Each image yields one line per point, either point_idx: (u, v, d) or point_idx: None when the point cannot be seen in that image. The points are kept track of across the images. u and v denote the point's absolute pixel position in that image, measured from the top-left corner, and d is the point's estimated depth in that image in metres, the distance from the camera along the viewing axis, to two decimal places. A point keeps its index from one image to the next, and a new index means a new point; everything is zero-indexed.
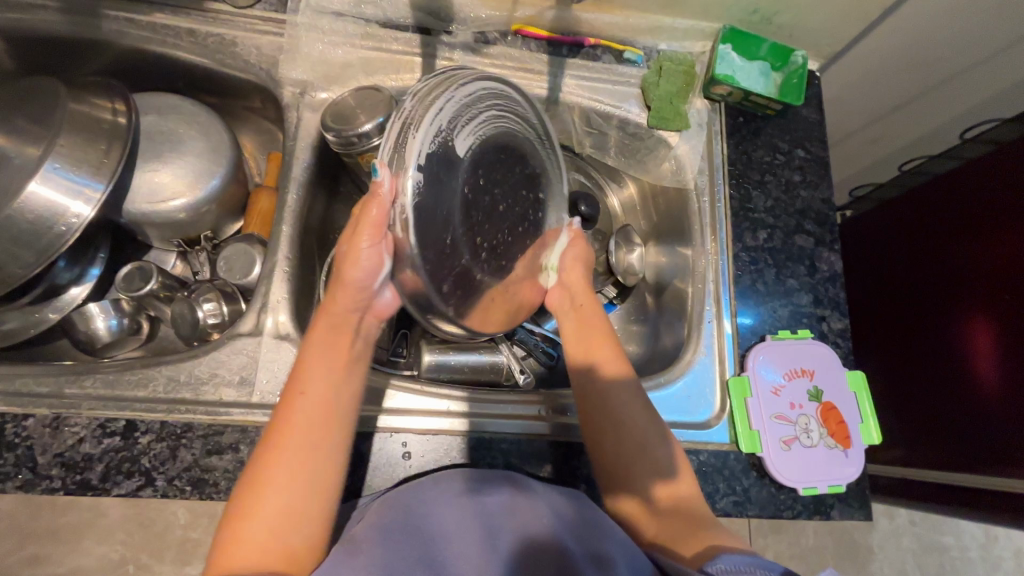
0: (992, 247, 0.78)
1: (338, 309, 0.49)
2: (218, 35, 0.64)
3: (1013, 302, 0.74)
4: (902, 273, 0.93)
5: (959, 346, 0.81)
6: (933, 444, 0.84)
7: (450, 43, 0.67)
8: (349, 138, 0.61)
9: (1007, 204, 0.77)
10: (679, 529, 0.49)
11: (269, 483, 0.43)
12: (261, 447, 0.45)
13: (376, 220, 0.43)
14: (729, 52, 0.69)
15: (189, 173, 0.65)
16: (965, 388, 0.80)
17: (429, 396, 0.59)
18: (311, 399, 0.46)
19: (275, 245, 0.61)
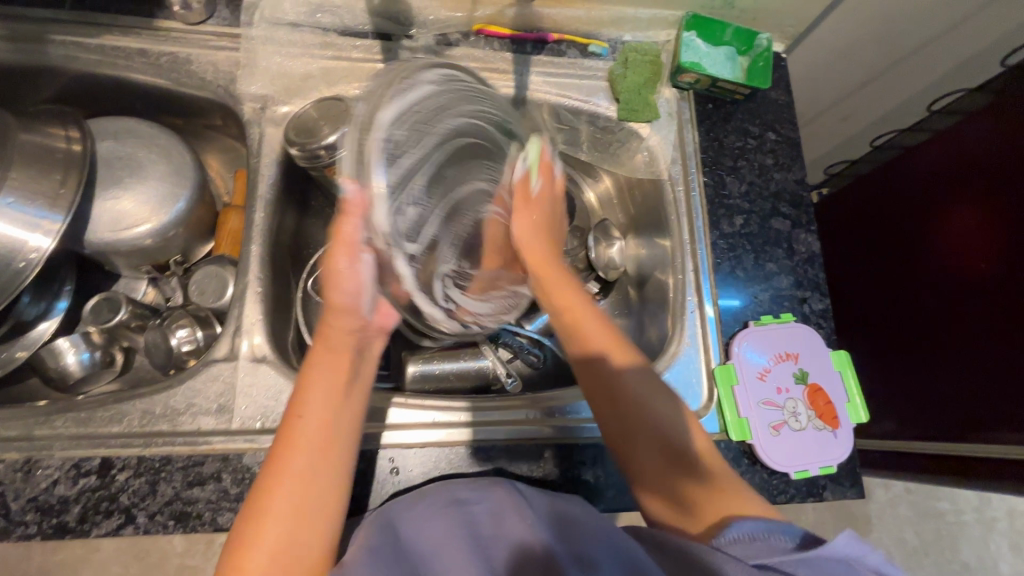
0: (971, 219, 0.78)
1: (336, 332, 0.49)
2: (170, 53, 0.62)
3: (996, 272, 0.74)
4: (881, 248, 0.93)
5: (942, 317, 0.82)
6: (923, 415, 0.85)
7: (411, 47, 0.66)
8: (314, 151, 0.60)
9: (986, 175, 0.77)
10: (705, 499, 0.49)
11: (270, 511, 0.42)
12: (262, 476, 0.44)
13: (351, 238, 0.45)
14: (694, 38, 0.69)
15: (152, 197, 0.63)
16: (952, 358, 0.81)
17: (418, 409, 0.59)
18: (307, 427, 0.45)
19: (246, 265, 0.59)
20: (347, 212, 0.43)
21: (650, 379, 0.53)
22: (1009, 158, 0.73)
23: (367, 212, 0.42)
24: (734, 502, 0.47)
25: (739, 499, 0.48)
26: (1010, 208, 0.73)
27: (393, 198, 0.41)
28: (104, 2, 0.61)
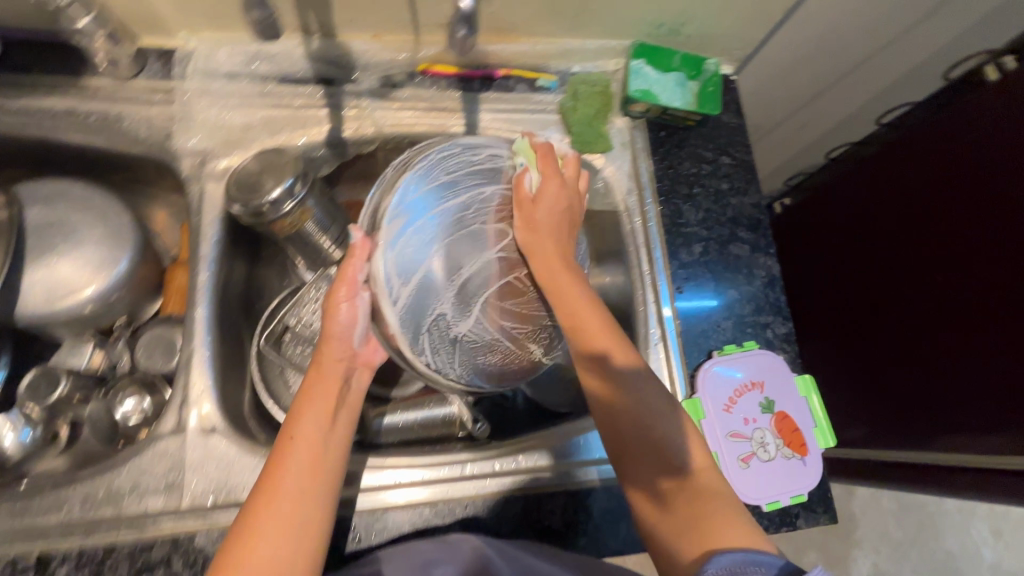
0: (921, 232, 0.80)
1: (328, 358, 0.51)
2: (100, 111, 0.59)
3: (953, 284, 0.76)
4: (840, 260, 0.94)
5: (901, 328, 0.84)
6: (890, 422, 0.86)
7: (354, 91, 0.64)
8: (257, 208, 0.57)
9: (932, 188, 0.78)
10: (696, 517, 0.45)
11: (260, 532, 0.42)
12: (254, 495, 0.44)
13: (352, 276, 0.49)
14: (642, 66, 0.68)
15: (90, 261, 0.60)
16: (912, 368, 0.82)
17: (400, 468, 0.57)
18: (300, 443, 0.46)
19: (193, 330, 0.57)
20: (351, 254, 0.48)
21: (661, 395, 0.50)
22: (955, 171, 0.75)
23: (374, 252, 0.48)
24: (715, 505, 0.45)
25: (728, 510, 0.45)
26: (959, 220, 0.75)
27: (387, 249, 0.49)
28: (26, 63, 0.59)
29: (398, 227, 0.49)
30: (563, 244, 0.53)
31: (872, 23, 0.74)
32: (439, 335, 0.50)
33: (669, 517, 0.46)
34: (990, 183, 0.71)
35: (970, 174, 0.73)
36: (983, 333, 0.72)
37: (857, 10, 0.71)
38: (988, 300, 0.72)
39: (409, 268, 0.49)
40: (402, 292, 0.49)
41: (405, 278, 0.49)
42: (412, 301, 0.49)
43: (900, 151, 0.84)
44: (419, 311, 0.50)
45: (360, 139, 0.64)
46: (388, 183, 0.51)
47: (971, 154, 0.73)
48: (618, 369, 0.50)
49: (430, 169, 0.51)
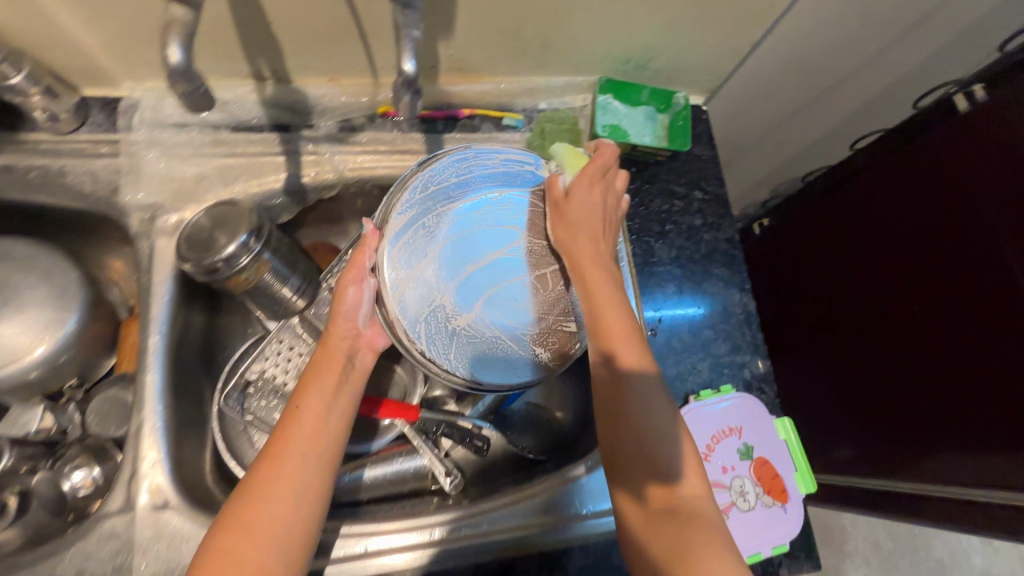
0: (902, 265, 0.82)
1: (333, 335, 0.51)
2: (40, 167, 0.56)
3: (936, 314, 0.77)
4: (826, 287, 0.96)
5: (888, 357, 0.85)
6: (878, 447, 0.88)
7: (312, 137, 0.62)
8: (210, 265, 0.55)
9: (910, 223, 0.80)
10: (684, 540, 0.39)
11: (257, 503, 0.43)
12: (255, 465, 0.45)
13: (361, 262, 0.49)
14: (611, 101, 0.66)
15: (34, 324, 0.57)
16: (899, 396, 0.84)
17: (371, 537, 0.54)
18: (302, 420, 0.47)
19: (142, 398, 0.54)
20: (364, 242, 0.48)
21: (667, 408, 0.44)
22: (930, 208, 0.77)
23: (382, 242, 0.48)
24: (698, 536, 0.39)
25: (712, 543, 0.38)
26: (935, 255, 0.77)
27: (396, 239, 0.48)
28: None
29: (408, 217, 0.48)
30: (601, 239, 0.49)
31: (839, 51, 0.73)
32: (437, 329, 0.48)
33: (647, 538, 0.41)
34: (964, 222, 0.73)
35: (943, 211, 0.75)
36: (965, 366, 0.74)
37: (823, 39, 0.70)
38: (967, 334, 0.74)
39: (414, 258, 0.48)
40: (403, 281, 0.47)
41: (408, 267, 0.48)
42: (415, 292, 0.48)
43: (874, 185, 0.85)
44: (420, 303, 0.48)
45: (320, 185, 0.62)
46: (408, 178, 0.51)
47: (943, 192, 0.75)
48: (628, 371, 0.44)
49: (449, 167, 0.51)
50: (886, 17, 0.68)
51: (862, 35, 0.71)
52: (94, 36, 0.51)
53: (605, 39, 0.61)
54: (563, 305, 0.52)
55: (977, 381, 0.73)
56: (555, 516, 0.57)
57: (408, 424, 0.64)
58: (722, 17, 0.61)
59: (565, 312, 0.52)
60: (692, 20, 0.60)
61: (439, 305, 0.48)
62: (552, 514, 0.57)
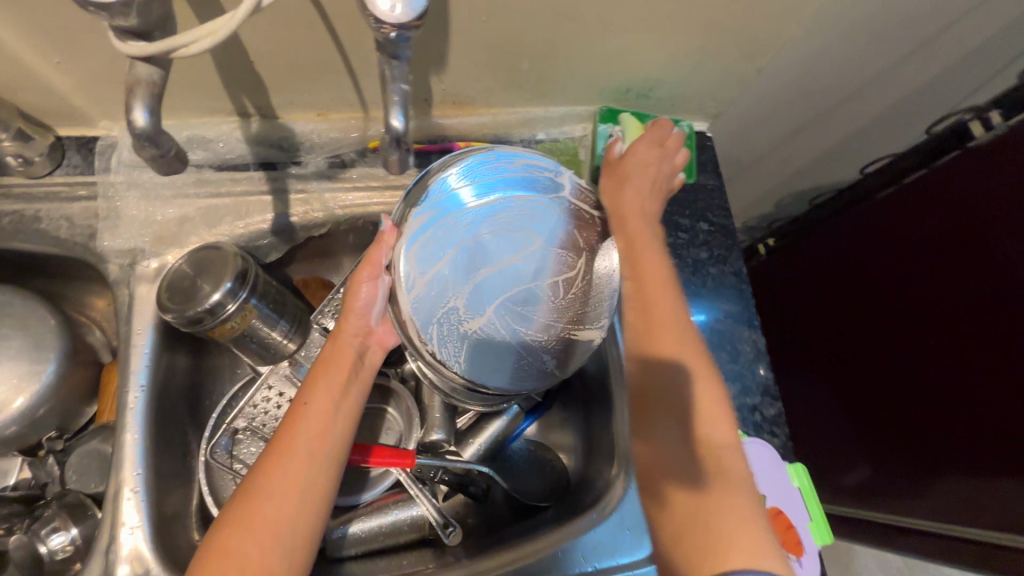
0: (912, 302, 0.80)
1: (344, 331, 0.51)
2: (14, 214, 0.54)
3: (944, 349, 0.76)
4: (834, 314, 0.94)
5: (899, 393, 0.84)
6: (890, 477, 0.88)
7: (300, 174, 0.59)
8: (194, 316, 0.52)
9: (921, 260, 0.78)
10: (713, 498, 0.44)
11: (265, 496, 0.44)
12: (264, 459, 0.46)
13: (377, 260, 0.49)
14: (612, 130, 0.64)
15: (9, 378, 0.54)
16: (910, 433, 0.83)
17: None
18: (310, 414, 0.47)
19: (121, 460, 0.51)
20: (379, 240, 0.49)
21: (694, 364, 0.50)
22: (942, 247, 0.75)
23: (400, 240, 0.49)
24: (721, 492, 0.44)
25: (739, 516, 0.43)
26: (946, 296, 0.75)
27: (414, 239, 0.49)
28: None
29: (424, 219, 0.50)
30: (642, 203, 0.58)
31: (844, 74, 0.71)
32: (450, 327, 0.48)
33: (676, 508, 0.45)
34: (977, 265, 0.70)
35: (956, 252, 0.73)
36: (978, 411, 0.73)
37: (829, 64, 0.68)
38: (980, 379, 0.72)
39: (430, 257, 0.49)
40: (416, 281, 0.48)
41: (422, 267, 0.49)
42: (428, 290, 0.49)
43: (886, 217, 0.82)
44: (432, 302, 0.48)
45: (309, 224, 0.59)
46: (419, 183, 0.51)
47: (956, 233, 0.73)
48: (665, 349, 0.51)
49: (471, 167, 0.52)
50: (892, 40, 0.66)
51: (867, 58, 0.68)
52: (66, 78, 0.49)
53: (603, 69, 0.59)
54: (572, 308, 0.52)
55: (991, 429, 0.72)
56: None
57: (403, 470, 0.60)
58: (724, 46, 0.58)
59: (575, 314, 0.52)
60: (693, 49, 0.58)
61: (451, 305, 0.49)
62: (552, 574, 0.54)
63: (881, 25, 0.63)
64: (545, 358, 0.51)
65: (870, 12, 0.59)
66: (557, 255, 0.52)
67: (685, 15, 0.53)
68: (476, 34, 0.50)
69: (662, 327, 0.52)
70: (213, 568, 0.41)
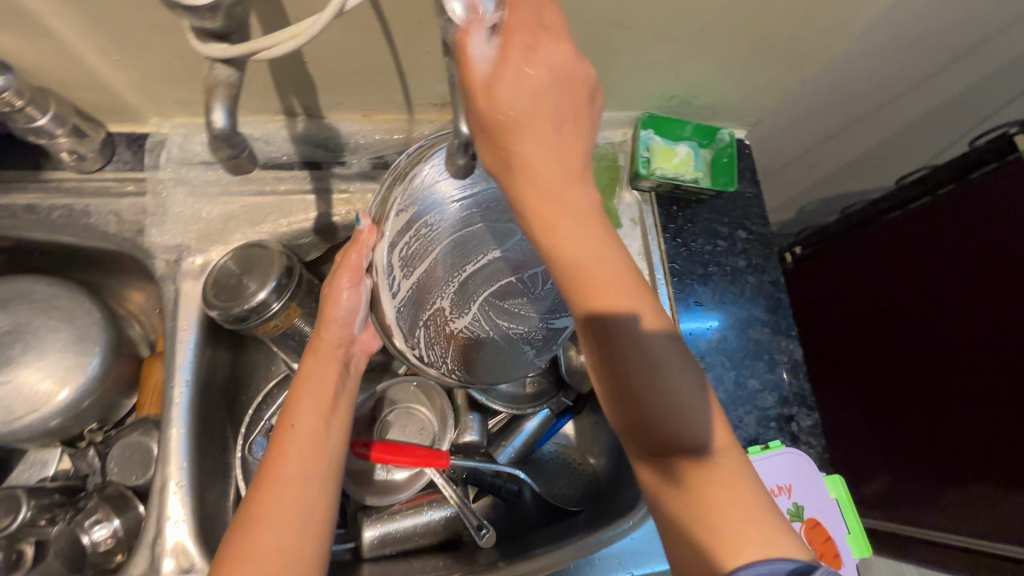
0: (940, 319, 0.79)
1: (323, 343, 0.51)
2: (64, 208, 0.54)
3: (977, 362, 0.74)
4: (859, 326, 0.93)
5: (923, 409, 0.83)
6: (909, 492, 0.86)
7: (344, 175, 0.60)
8: (238, 314, 0.52)
9: (954, 278, 0.77)
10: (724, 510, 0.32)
11: (264, 523, 0.41)
12: (257, 488, 0.43)
13: (356, 263, 0.50)
14: (652, 137, 0.64)
15: (55, 371, 0.55)
16: (930, 450, 0.82)
17: None
18: (300, 432, 0.46)
19: (164, 454, 0.52)
20: (356, 242, 0.50)
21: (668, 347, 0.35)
22: (978, 265, 0.73)
23: (379, 241, 0.50)
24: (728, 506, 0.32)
25: (732, 494, 0.32)
26: (980, 315, 0.74)
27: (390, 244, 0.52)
28: None
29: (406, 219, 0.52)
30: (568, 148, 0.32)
31: (887, 85, 0.70)
32: (434, 325, 0.57)
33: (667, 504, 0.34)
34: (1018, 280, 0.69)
35: (994, 272, 0.72)
36: (1003, 434, 0.72)
37: (873, 76, 0.67)
38: (1008, 403, 0.71)
39: (414, 260, 0.55)
40: (402, 285, 0.54)
41: (409, 271, 0.55)
42: (412, 293, 0.56)
43: (917, 231, 0.81)
44: (417, 303, 0.56)
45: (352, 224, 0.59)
46: (404, 169, 0.50)
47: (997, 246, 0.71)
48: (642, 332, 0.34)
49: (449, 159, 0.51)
50: (940, 53, 0.65)
51: (913, 69, 0.68)
52: (122, 76, 0.49)
53: (650, 76, 0.58)
54: (543, 301, 0.59)
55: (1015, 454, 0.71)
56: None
57: (438, 472, 0.60)
58: (775, 56, 0.58)
59: (546, 306, 0.59)
60: (743, 59, 0.57)
61: (435, 304, 0.58)
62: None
63: (932, 37, 0.62)
64: (526, 350, 0.58)
65: (922, 25, 0.59)
66: (524, 254, 0.59)
67: (739, 26, 0.52)
68: None
69: (588, 287, 0.33)
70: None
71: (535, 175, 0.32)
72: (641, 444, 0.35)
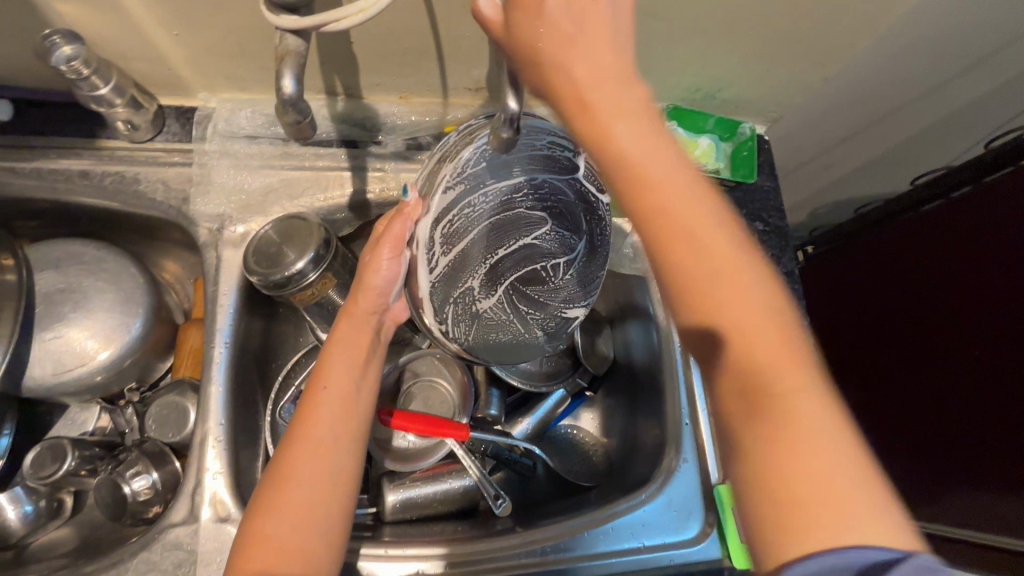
0: (949, 318, 0.79)
1: (358, 309, 0.52)
2: (116, 174, 0.57)
3: (983, 367, 0.75)
4: (867, 325, 0.94)
5: (928, 407, 0.84)
6: (917, 491, 0.88)
7: (379, 154, 0.62)
8: (277, 281, 0.55)
9: (963, 277, 0.77)
10: (821, 487, 0.27)
11: (294, 479, 0.44)
12: (287, 447, 0.45)
13: (398, 233, 0.49)
14: (676, 128, 0.66)
15: (102, 329, 0.58)
16: (933, 446, 0.84)
17: (405, 559, 0.55)
18: (330, 397, 0.48)
19: (205, 410, 0.54)
20: (402, 213, 0.48)
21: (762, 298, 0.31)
22: (985, 265, 0.74)
23: (424, 216, 0.49)
24: (829, 483, 0.27)
25: (832, 468, 0.28)
26: (986, 315, 0.74)
27: (438, 217, 0.49)
28: (39, 123, 0.57)
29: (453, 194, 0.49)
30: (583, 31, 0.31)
31: (905, 87, 0.72)
32: (463, 305, 0.56)
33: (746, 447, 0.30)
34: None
35: (999, 273, 0.72)
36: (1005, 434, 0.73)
37: (891, 78, 0.69)
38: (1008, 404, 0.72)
39: (453, 239, 0.52)
40: (438, 262, 0.52)
41: (448, 248, 0.52)
42: (447, 268, 0.54)
43: (930, 231, 0.82)
44: (450, 279, 0.54)
45: (384, 201, 0.62)
46: (453, 147, 0.47)
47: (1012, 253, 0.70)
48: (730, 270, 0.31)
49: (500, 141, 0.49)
50: (958, 56, 0.67)
51: (930, 72, 0.70)
52: (179, 50, 0.52)
53: (677, 68, 0.61)
54: (564, 289, 0.59)
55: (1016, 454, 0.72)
56: (597, 550, 0.57)
57: (459, 444, 0.62)
58: (798, 52, 0.60)
59: (567, 299, 0.59)
60: (766, 54, 0.60)
61: (467, 283, 0.56)
62: (597, 550, 0.57)
63: (951, 41, 0.64)
64: (538, 335, 0.60)
65: (942, 26, 0.61)
66: (558, 245, 0.57)
67: (765, 21, 0.54)
68: None
69: (653, 197, 0.31)
70: (251, 557, 0.41)
71: (590, 100, 0.32)
72: (731, 395, 0.31)
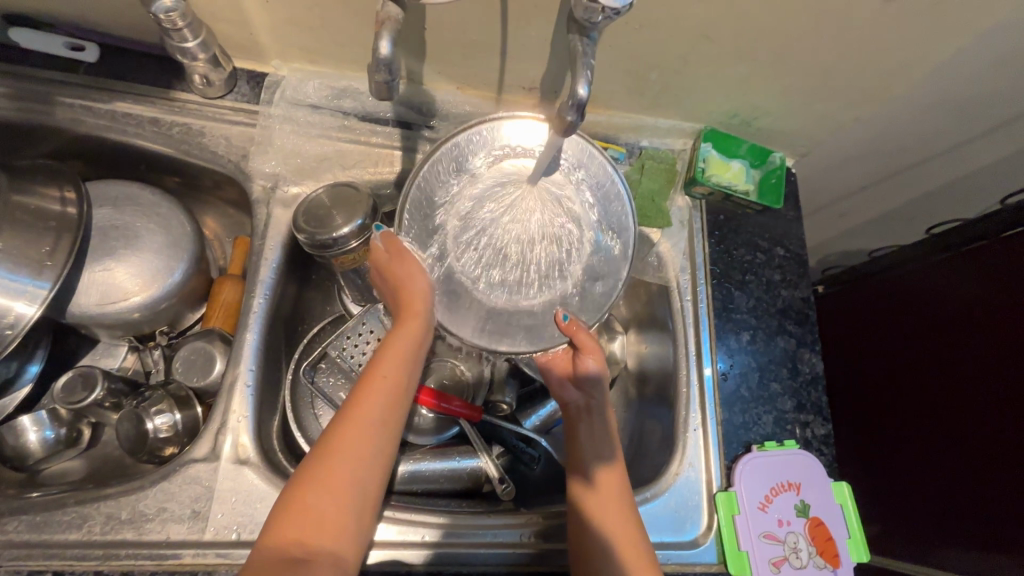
0: (950, 363, 0.79)
1: (415, 309, 0.51)
2: (183, 125, 0.61)
3: (973, 417, 0.76)
4: (859, 368, 0.95)
5: (920, 452, 0.83)
6: (892, 538, 0.86)
7: (431, 138, 0.66)
8: (323, 241, 0.57)
9: (966, 328, 0.78)
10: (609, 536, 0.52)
11: (340, 453, 0.43)
12: (339, 424, 0.45)
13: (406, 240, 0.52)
14: (710, 150, 0.70)
15: (146, 270, 0.60)
16: (921, 495, 0.82)
17: (403, 526, 0.55)
18: (384, 388, 0.47)
19: (236, 356, 0.56)
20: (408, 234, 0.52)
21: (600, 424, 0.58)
22: (989, 315, 0.74)
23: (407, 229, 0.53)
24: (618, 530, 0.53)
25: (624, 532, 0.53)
26: (990, 367, 0.74)
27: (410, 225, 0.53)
28: (120, 69, 0.60)
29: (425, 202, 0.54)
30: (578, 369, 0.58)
31: (931, 141, 0.76)
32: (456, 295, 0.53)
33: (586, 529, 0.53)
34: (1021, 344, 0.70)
35: (992, 323, 0.74)
36: (990, 486, 0.73)
37: (912, 132, 0.73)
38: (1002, 452, 0.72)
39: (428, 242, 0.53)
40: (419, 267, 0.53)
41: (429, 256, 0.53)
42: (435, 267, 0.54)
43: (940, 279, 0.82)
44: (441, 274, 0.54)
45: None
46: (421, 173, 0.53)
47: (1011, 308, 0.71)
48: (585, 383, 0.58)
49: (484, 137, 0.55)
50: (985, 118, 0.71)
51: (953, 131, 0.74)
52: (264, 19, 0.55)
53: (719, 93, 0.65)
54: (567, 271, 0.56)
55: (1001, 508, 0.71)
56: None
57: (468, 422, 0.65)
58: (836, 89, 0.64)
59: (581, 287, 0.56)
60: (807, 87, 0.63)
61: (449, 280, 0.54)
62: None
63: (979, 101, 0.68)
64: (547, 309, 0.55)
65: (970, 87, 0.65)
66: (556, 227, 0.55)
67: (813, 56, 0.58)
68: (625, 39, 0.56)
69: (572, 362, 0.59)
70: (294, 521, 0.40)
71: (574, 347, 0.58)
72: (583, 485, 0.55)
